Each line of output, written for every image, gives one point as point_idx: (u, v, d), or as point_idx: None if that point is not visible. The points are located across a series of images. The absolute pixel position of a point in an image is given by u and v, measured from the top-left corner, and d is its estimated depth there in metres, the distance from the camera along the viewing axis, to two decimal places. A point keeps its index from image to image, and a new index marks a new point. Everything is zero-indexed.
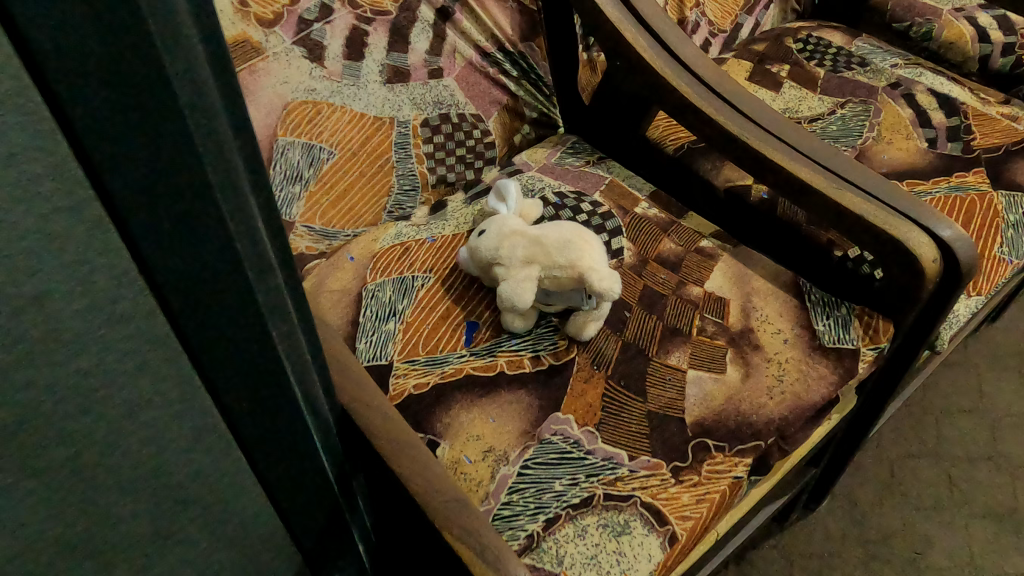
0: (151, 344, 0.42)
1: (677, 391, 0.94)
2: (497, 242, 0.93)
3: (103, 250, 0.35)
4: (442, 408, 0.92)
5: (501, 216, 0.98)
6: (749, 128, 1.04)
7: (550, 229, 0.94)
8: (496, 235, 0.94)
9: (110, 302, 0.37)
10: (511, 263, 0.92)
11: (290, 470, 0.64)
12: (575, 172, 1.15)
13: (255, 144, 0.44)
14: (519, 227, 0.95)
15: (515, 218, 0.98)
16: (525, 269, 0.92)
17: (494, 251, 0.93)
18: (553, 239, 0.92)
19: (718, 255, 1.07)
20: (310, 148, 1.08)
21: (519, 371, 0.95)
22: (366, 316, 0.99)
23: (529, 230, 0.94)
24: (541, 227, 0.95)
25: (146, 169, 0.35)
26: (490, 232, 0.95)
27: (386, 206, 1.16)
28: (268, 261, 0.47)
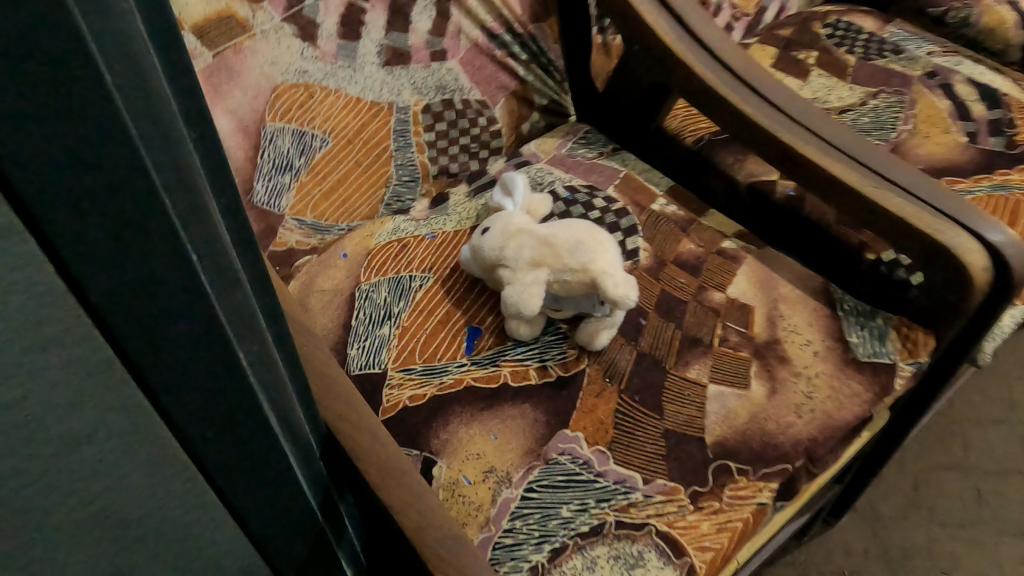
0: (88, 379, 0.33)
1: (697, 408, 0.86)
2: (501, 241, 0.85)
3: (17, 278, 0.27)
4: (440, 423, 0.84)
5: (507, 212, 0.90)
6: (778, 120, 0.95)
7: (559, 229, 0.86)
8: (501, 233, 0.86)
9: (30, 340, 0.29)
10: (516, 264, 0.84)
11: (267, 509, 0.55)
12: (587, 164, 1.06)
13: (209, 132, 0.35)
14: (526, 226, 0.87)
15: (523, 216, 0.90)
16: (533, 272, 0.83)
17: (498, 251, 0.85)
18: (562, 240, 0.84)
19: (742, 257, 0.98)
20: (302, 134, 1.01)
21: (523, 383, 0.86)
22: (359, 319, 0.91)
23: (537, 229, 0.86)
24: (549, 226, 0.87)
25: (58, 157, 0.26)
26: (494, 229, 0.87)
27: (383, 198, 1.10)
28: (233, 270, 0.38)
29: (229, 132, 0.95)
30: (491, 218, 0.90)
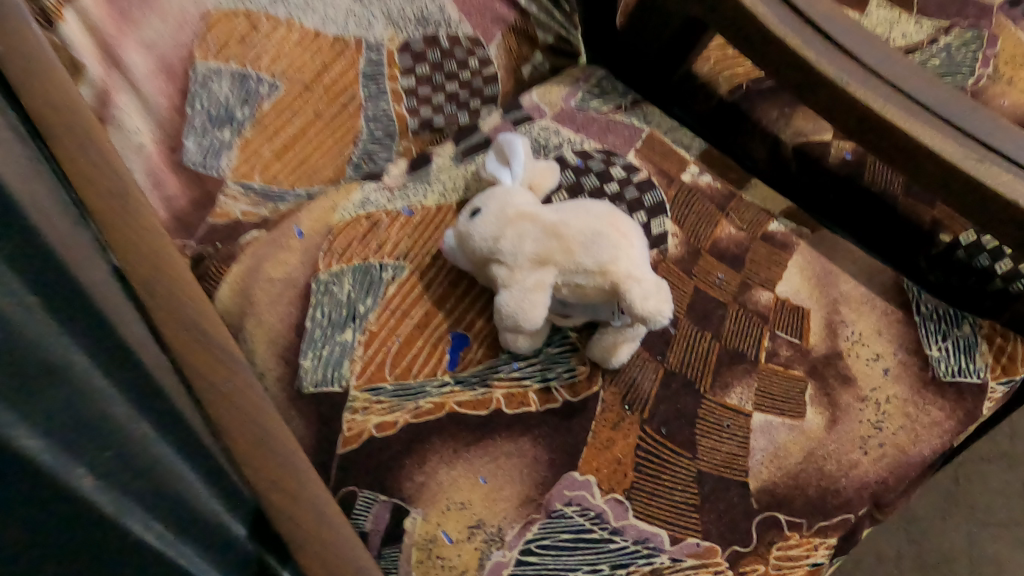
0: None
1: (738, 445, 0.68)
2: (497, 230, 0.66)
3: None
4: (416, 461, 0.66)
5: (504, 189, 0.70)
6: (850, 70, 0.73)
7: (571, 214, 0.66)
8: (495, 218, 0.66)
9: None
10: (515, 261, 0.65)
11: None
12: (603, 122, 0.86)
13: None
14: (530, 209, 0.67)
15: (527, 195, 0.70)
16: (536, 272, 0.64)
17: (492, 241, 0.66)
18: (573, 231, 0.65)
19: (794, 243, 0.79)
20: (244, 78, 0.84)
21: (521, 411, 0.68)
22: (315, 320, 0.72)
23: (542, 215, 0.66)
24: (558, 211, 0.67)
25: None
26: (489, 210, 0.67)
27: (351, 156, 0.86)
28: None
29: (149, 72, 0.81)
30: (481, 195, 0.71)
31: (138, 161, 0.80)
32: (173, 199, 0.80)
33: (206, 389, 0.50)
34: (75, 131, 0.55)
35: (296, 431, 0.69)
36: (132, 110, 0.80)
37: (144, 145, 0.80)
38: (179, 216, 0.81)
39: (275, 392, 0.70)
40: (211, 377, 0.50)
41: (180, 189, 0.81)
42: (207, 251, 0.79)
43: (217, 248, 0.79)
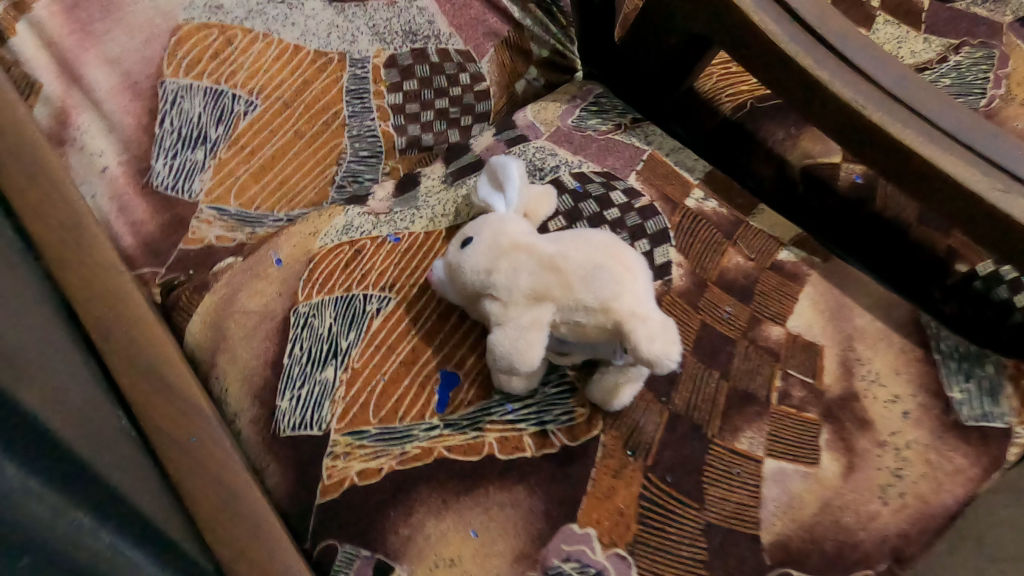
0: None
1: (748, 493, 0.63)
2: (490, 261, 0.61)
3: None
4: (400, 512, 0.61)
5: (499, 217, 0.65)
6: (864, 91, 0.67)
7: (569, 246, 0.61)
8: (488, 249, 0.61)
9: None
10: (509, 296, 0.60)
11: None
12: (602, 142, 0.81)
13: None
14: (527, 240, 0.62)
15: (523, 223, 0.65)
16: (531, 308, 0.59)
17: (484, 274, 0.61)
18: (572, 265, 0.60)
19: (805, 274, 0.74)
20: (218, 94, 0.80)
21: (515, 456, 0.63)
22: (293, 356, 0.67)
23: (539, 247, 0.61)
24: (556, 242, 0.62)
25: None
26: (482, 240, 0.62)
27: (334, 177, 0.81)
28: None
29: (112, 92, 0.79)
30: (473, 222, 0.66)
31: (101, 184, 0.77)
32: (140, 225, 0.76)
33: (169, 446, 0.48)
34: (24, 158, 0.53)
35: (272, 477, 0.64)
36: (93, 132, 0.78)
37: (107, 167, 0.77)
38: (148, 242, 0.76)
39: (249, 435, 0.65)
40: (174, 433, 0.49)
41: (147, 213, 0.77)
42: (178, 278, 0.74)
43: (189, 275, 0.74)
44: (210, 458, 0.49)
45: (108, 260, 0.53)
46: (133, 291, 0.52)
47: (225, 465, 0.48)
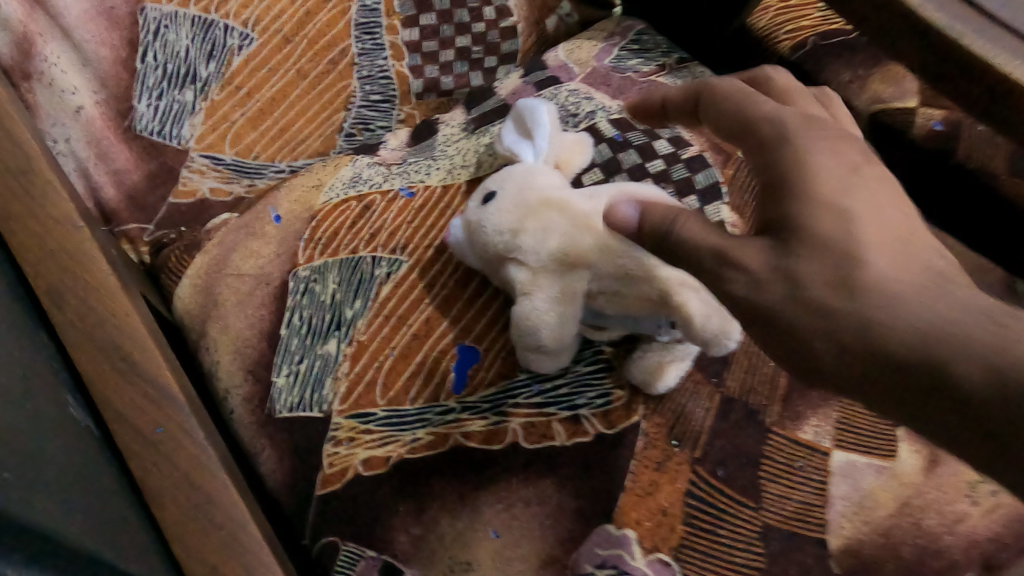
0: None
1: (813, 491, 0.55)
2: (517, 221, 0.52)
3: None
4: (411, 508, 0.53)
5: (527, 169, 0.56)
6: (961, 15, 0.51)
7: (610, 204, 0.52)
8: (514, 207, 0.52)
9: None
10: (538, 263, 0.51)
11: None
12: (643, 84, 0.72)
13: None
14: (560, 196, 0.53)
15: (555, 177, 0.56)
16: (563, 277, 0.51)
17: (509, 236, 0.52)
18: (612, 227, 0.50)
19: None
20: (208, 25, 0.69)
21: (542, 446, 0.55)
22: (291, 328, 0.59)
23: (574, 204, 0.52)
24: (594, 198, 0.53)
25: None
26: (507, 195, 0.53)
27: (342, 124, 0.73)
28: None
29: (85, 15, 0.65)
30: (498, 175, 0.56)
31: (77, 127, 0.65)
32: (123, 174, 0.67)
33: (129, 435, 0.40)
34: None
35: (268, 463, 0.56)
36: (66, 65, 0.64)
37: (83, 108, 0.65)
38: (132, 194, 0.67)
39: (243, 415, 0.57)
40: (139, 420, 0.41)
41: (131, 161, 0.68)
42: (167, 237, 0.66)
43: (181, 233, 0.66)
44: (178, 454, 0.41)
45: (64, 213, 0.45)
46: (94, 251, 0.44)
47: (200, 466, 0.41)
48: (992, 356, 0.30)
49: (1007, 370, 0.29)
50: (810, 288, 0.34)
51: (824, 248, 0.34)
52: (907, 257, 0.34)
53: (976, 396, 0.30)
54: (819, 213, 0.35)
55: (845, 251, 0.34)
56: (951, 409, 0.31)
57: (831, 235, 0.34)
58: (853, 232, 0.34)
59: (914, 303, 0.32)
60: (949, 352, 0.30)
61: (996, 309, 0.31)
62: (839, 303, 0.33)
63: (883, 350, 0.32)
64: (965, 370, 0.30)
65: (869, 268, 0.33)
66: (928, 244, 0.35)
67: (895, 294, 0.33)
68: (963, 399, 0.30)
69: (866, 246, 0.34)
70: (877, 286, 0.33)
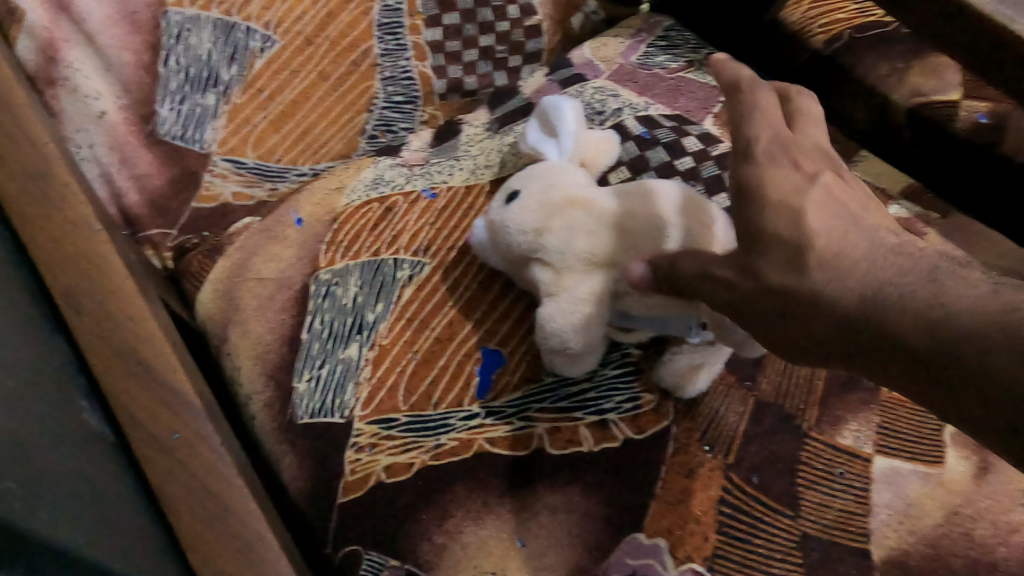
0: None
1: (854, 499, 0.53)
2: (541, 220, 0.50)
3: None
4: (433, 516, 0.51)
5: (552, 168, 0.54)
6: None
7: (636, 201, 0.50)
8: (538, 205, 0.51)
9: None
10: (563, 261, 0.49)
11: None
12: (671, 81, 0.70)
13: None
14: (585, 194, 0.51)
15: (579, 175, 0.54)
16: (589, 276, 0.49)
17: (533, 235, 0.50)
18: (639, 225, 0.49)
19: (919, 231, 0.61)
20: (230, 28, 0.68)
21: (570, 452, 0.53)
22: (312, 332, 0.58)
23: (600, 202, 0.50)
24: (620, 195, 0.51)
25: None
26: (530, 193, 0.52)
27: (365, 125, 0.72)
28: None
29: (108, 20, 0.64)
30: (521, 174, 0.55)
31: (100, 134, 0.64)
32: (146, 179, 0.66)
33: (144, 442, 0.39)
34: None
35: (288, 471, 0.55)
36: (89, 71, 0.63)
37: (107, 114, 0.64)
38: (154, 200, 0.66)
39: (263, 421, 0.56)
40: (155, 427, 0.40)
41: (154, 166, 0.66)
42: (189, 242, 0.65)
43: (203, 237, 0.65)
44: (194, 461, 0.39)
45: (81, 216, 0.44)
46: (111, 254, 0.43)
47: (215, 473, 0.39)
48: (922, 306, 0.32)
49: (932, 318, 0.31)
50: (769, 276, 0.38)
51: (781, 241, 0.38)
52: (853, 237, 0.37)
53: (908, 346, 0.32)
54: (773, 211, 0.39)
55: (796, 239, 0.38)
56: (893, 361, 0.33)
57: (786, 231, 0.38)
58: (804, 224, 0.38)
59: (859, 274, 0.35)
60: (888, 308, 0.33)
61: (930, 268, 0.33)
62: (793, 285, 0.37)
63: (833, 317, 0.35)
64: (899, 321, 0.32)
65: (817, 250, 0.37)
66: (872, 225, 0.38)
67: (839, 267, 0.36)
68: (903, 347, 0.32)
69: (814, 234, 0.37)
70: (824, 264, 0.36)
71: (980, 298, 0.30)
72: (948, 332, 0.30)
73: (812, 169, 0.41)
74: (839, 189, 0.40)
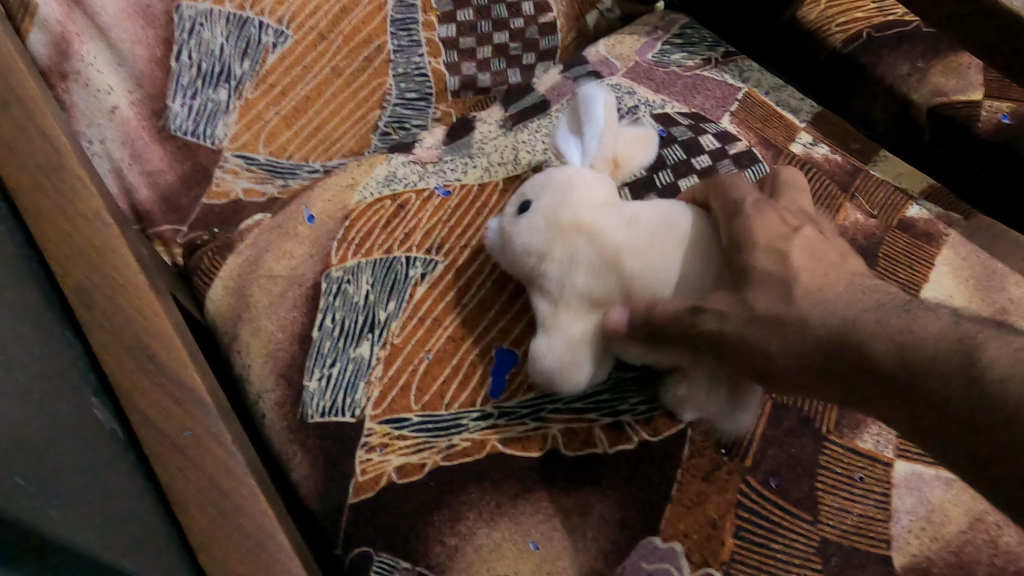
0: None
1: (875, 505, 0.52)
2: (546, 243, 0.48)
3: None
4: (446, 518, 0.51)
5: (570, 177, 0.51)
6: None
7: (649, 237, 0.47)
8: (545, 225, 0.49)
9: None
10: (561, 292, 0.48)
11: None
12: (688, 79, 0.69)
13: None
14: (596, 218, 0.48)
15: (600, 189, 0.51)
16: (583, 317, 0.47)
17: (536, 257, 0.49)
18: (643, 268, 0.46)
19: (939, 233, 0.61)
20: (243, 23, 0.68)
21: (584, 453, 0.52)
22: (324, 330, 0.57)
23: (610, 232, 0.47)
24: (634, 225, 0.48)
25: None
26: (540, 208, 0.50)
27: (378, 122, 0.72)
28: None
29: (121, 14, 0.63)
30: (538, 178, 0.53)
31: (112, 129, 0.63)
32: (157, 175, 0.65)
33: (155, 439, 0.39)
34: (11, 103, 0.44)
35: (299, 470, 0.54)
36: (102, 65, 0.63)
37: (118, 108, 0.63)
38: (165, 195, 0.66)
39: (273, 420, 0.56)
40: (165, 424, 0.39)
41: (166, 162, 0.66)
42: (200, 238, 0.65)
43: (213, 234, 0.65)
44: (205, 458, 0.39)
45: (93, 210, 0.43)
46: (123, 249, 0.43)
47: (226, 471, 0.39)
48: (898, 335, 0.34)
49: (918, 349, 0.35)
50: (762, 306, 0.40)
51: (770, 278, 0.41)
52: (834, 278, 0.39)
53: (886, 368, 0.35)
54: (764, 249, 0.41)
55: (785, 274, 0.40)
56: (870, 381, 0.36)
57: (775, 269, 0.41)
58: (790, 261, 0.41)
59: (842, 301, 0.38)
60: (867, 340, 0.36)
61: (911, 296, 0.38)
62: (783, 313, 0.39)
63: (811, 343, 0.38)
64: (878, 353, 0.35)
65: (802, 282, 0.39)
66: (852, 261, 0.41)
67: (825, 298, 0.38)
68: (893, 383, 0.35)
69: (800, 269, 0.40)
70: (809, 294, 0.39)
71: (940, 331, 0.33)
72: (917, 359, 0.33)
73: (792, 217, 0.44)
74: (821, 237, 0.42)
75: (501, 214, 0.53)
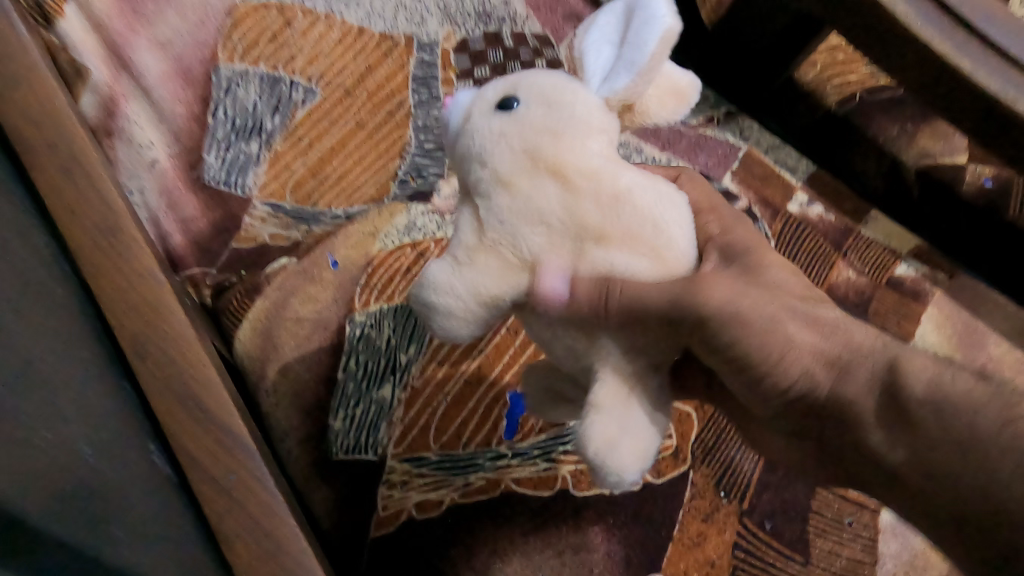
0: None
1: (863, 549, 0.57)
2: (512, 168, 0.37)
3: None
4: (462, 552, 0.54)
5: (576, 103, 0.39)
6: (1013, 78, 0.54)
7: (627, 230, 0.37)
8: (521, 146, 0.37)
9: None
10: (501, 229, 0.37)
11: None
12: (692, 137, 0.74)
13: None
14: (580, 173, 0.37)
15: (602, 136, 0.39)
16: (507, 274, 0.37)
17: (489, 173, 0.38)
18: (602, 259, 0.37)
19: (926, 290, 0.66)
20: (275, 82, 0.74)
21: (591, 493, 0.56)
22: (348, 372, 0.61)
23: (586, 199, 0.37)
24: (620, 205, 0.37)
25: None
26: (524, 120, 0.38)
27: (397, 171, 0.74)
28: None
29: (163, 76, 0.71)
30: (537, 74, 0.41)
31: (151, 180, 0.68)
32: (190, 222, 0.68)
33: (202, 480, 0.41)
34: (59, 151, 0.46)
35: (319, 505, 0.56)
36: (143, 121, 0.69)
37: (158, 161, 0.68)
38: (198, 243, 0.68)
39: (295, 454, 0.58)
40: (211, 466, 0.42)
41: (198, 210, 0.69)
42: (228, 280, 0.66)
43: (241, 276, 0.66)
44: (249, 496, 0.41)
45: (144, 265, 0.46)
46: (172, 303, 0.45)
47: (267, 509, 0.41)
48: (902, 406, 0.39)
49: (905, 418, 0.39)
50: None
51: None
52: None
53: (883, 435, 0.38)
54: None
55: None
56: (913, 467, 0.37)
57: None
58: None
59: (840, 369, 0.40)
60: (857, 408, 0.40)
61: None
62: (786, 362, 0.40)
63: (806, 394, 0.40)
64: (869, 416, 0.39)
65: None
66: None
67: None
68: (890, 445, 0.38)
69: None
70: None
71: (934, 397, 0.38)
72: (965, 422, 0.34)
73: None
74: None
75: (478, 94, 0.41)
